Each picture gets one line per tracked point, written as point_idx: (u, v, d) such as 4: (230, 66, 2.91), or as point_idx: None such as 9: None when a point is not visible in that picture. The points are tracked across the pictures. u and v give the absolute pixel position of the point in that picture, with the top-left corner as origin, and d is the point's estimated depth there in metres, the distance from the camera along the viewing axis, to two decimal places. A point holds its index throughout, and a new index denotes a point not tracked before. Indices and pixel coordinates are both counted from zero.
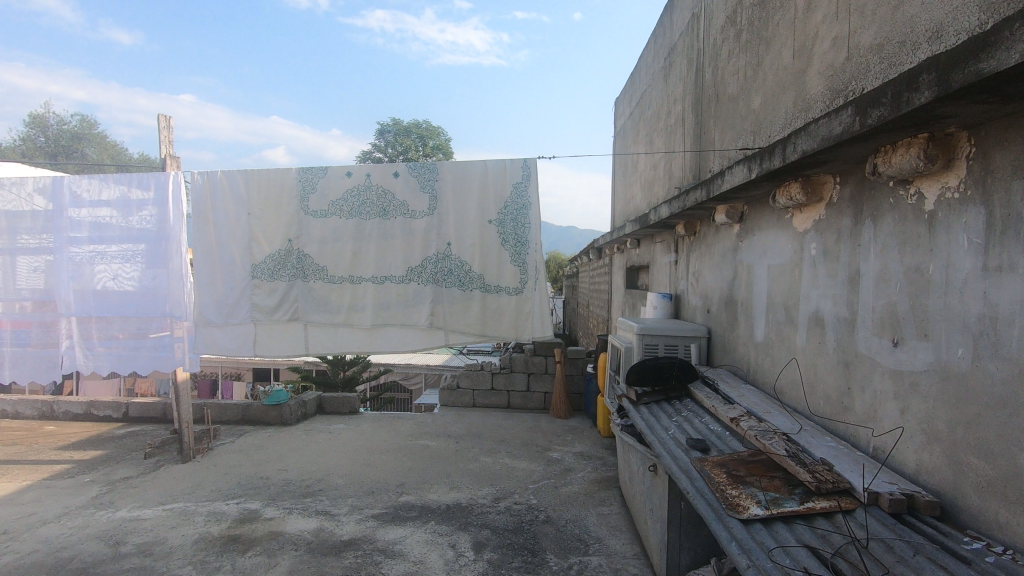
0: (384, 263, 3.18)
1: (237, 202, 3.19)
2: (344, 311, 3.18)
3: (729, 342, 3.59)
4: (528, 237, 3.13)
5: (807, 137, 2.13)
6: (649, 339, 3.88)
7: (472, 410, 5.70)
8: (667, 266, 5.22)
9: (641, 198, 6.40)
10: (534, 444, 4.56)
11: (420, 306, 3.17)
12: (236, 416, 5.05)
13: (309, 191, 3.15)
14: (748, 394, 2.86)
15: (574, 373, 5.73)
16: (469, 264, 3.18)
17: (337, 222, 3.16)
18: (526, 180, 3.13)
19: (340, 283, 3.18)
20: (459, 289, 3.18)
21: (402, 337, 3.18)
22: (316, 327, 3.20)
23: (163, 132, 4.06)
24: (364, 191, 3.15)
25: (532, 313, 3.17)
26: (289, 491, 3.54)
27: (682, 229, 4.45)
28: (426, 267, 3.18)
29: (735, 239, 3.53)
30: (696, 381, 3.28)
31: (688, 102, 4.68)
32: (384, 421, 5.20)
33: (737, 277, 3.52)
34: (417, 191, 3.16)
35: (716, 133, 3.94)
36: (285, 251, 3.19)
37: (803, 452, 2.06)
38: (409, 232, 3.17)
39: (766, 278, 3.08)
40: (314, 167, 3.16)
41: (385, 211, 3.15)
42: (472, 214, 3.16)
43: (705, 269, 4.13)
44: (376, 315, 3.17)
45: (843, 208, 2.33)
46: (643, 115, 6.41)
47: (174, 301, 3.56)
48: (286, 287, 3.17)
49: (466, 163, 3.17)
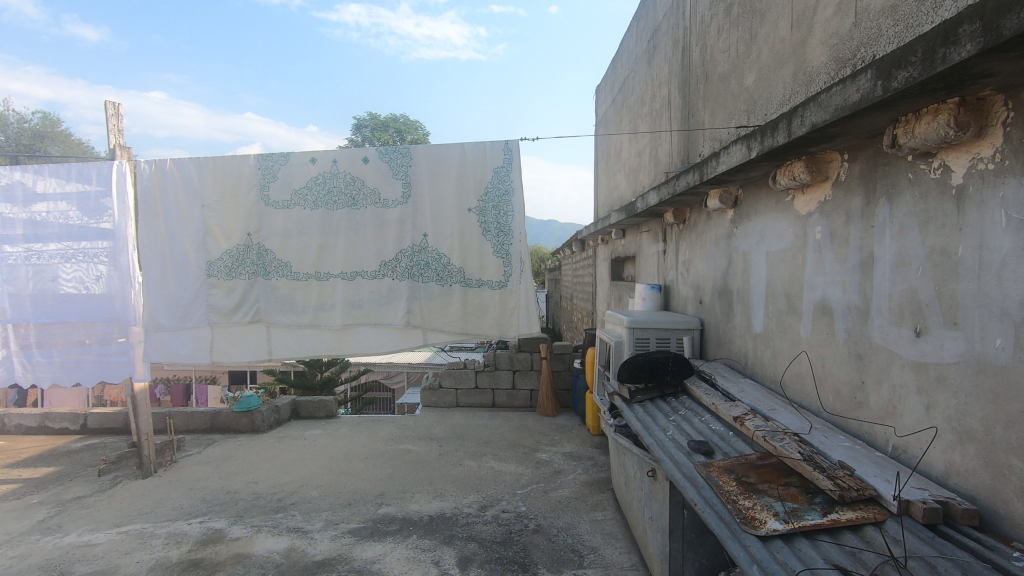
0: (355, 258, 2.92)
1: (190, 193, 2.90)
2: (311, 311, 2.91)
3: (724, 334, 3.41)
4: (512, 226, 2.92)
5: (816, 107, 1.94)
6: (640, 332, 3.70)
7: (457, 410, 5.47)
8: (655, 256, 5.04)
9: (626, 188, 6.21)
10: (522, 445, 4.35)
11: (395, 304, 2.92)
12: (204, 424, 4.74)
13: (269, 180, 2.87)
14: (750, 390, 2.68)
15: (561, 369, 5.53)
16: (448, 257, 2.94)
17: (302, 214, 2.88)
18: (508, 165, 2.90)
19: (306, 280, 2.91)
20: (437, 283, 2.94)
21: (377, 338, 2.93)
22: (281, 329, 2.93)
23: (112, 121, 3.72)
24: (329, 178, 2.87)
25: (518, 308, 2.95)
26: (259, 507, 3.28)
27: (671, 217, 4.27)
28: (400, 261, 2.93)
29: (730, 226, 3.35)
30: (692, 376, 3.09)
31: (674, 85, 4.48)
32: (363, 425, 4.94)
33: (731, 266, 3.35)
34: (390, 178, 2.90)
35: (706, 115, 3.75)
36: (243, 246, 2.90)
37: (819, 455, 1.88)
38: (381, 223, 2.91)
39: (764, 265, 2.90)
40: (275, 154, 2.89)
41: (354, 201, 2.89)
42: (450, 203, 2.93)
43: (697, 258, 3.95)
44: (347, 314, 2.90)
45: (853, 187, 2.15)
46: (626, 102, 6.21)
47: (121, 305, 3.25)
48: (246, 286, 2.88)
49: (443, 147, 2.93)
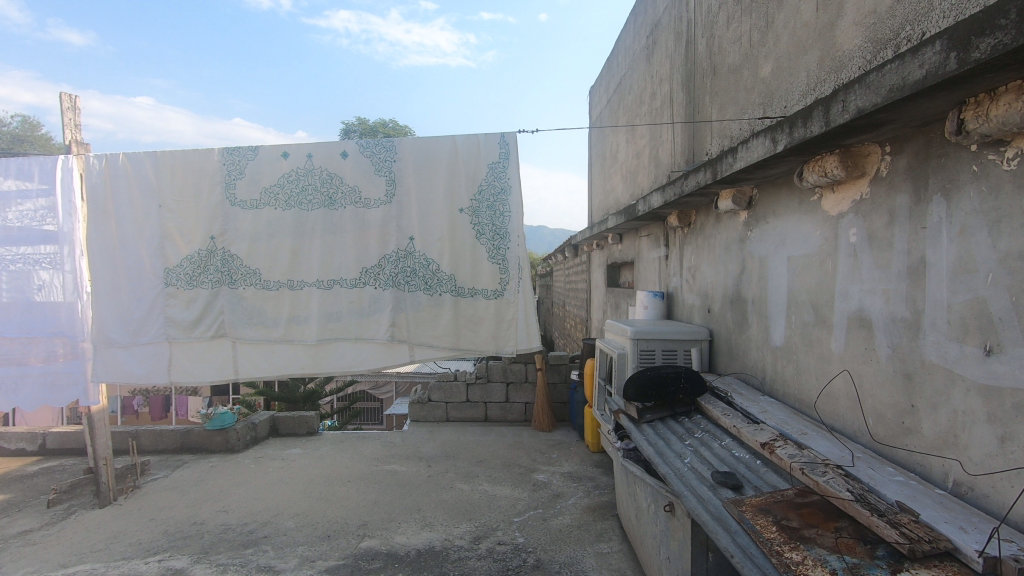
0: (332, 265, 2.61)
1: (146, 191, 2.59)
2: (284, 324, 2.60)
3: (737, 346, 3.15)
4: (508, 228, 2.64)
5: (865, 89, 1.68)
6: (645, 344, 3.40)
7: (447, 425, 5.15)
8: (656, 262, 4.79)
9: (623, 191, 5.97)
10: (517, 465, 4.05)
11: (378, 316, 2.61)
12: (174, 444, 4.39)
13: (236, 177, 2.57)
14: (774, 410, 2.41)
15: (557, 381, 5.25)
16: (437, 263, 2.65)
17: (273, 215, 2.58)
18: (504, 160, 2.62)
19: (277, 290, 2.60)
20: (425, 293, 2.64)
21: (357, 354, 2.61)
22: (249, 345, 2.61)
23: (68, 114, 3.38)
24: (303, 175, 2.58)
25: (516, 321, 2.68)
26: (227, 541, 2.95)
27: (675, 220, 4.02)
28: (383, 268, 2.63)
29: (743, 229, 3.10)
30: (705, 394, 2.82)
31: (677, 81, 4.24)
32: (347, 443, 4.62)
33: (745, 272, 3.09)
34: (372, 175, 2.61)
35: (714, 110, 3.51)
36: (206, 251, 2.59)
37: (871, 494, 1.61)
38: (362, 226, 2.61)
39: (785, 271, 2.65)
40: (242, 147, 2.59)
41: (331, 200, 2.59)
42: (439, 204, 2.65)
43: (704, 264, 3.70)
44: (323, 328, 2.58)
45: (898, 184, 1.89)
46: (623, 101, 5.97)
47: (67, 318, 2.92)
48: (209, 295, 2.57)
49: (431, 140, 2.64)
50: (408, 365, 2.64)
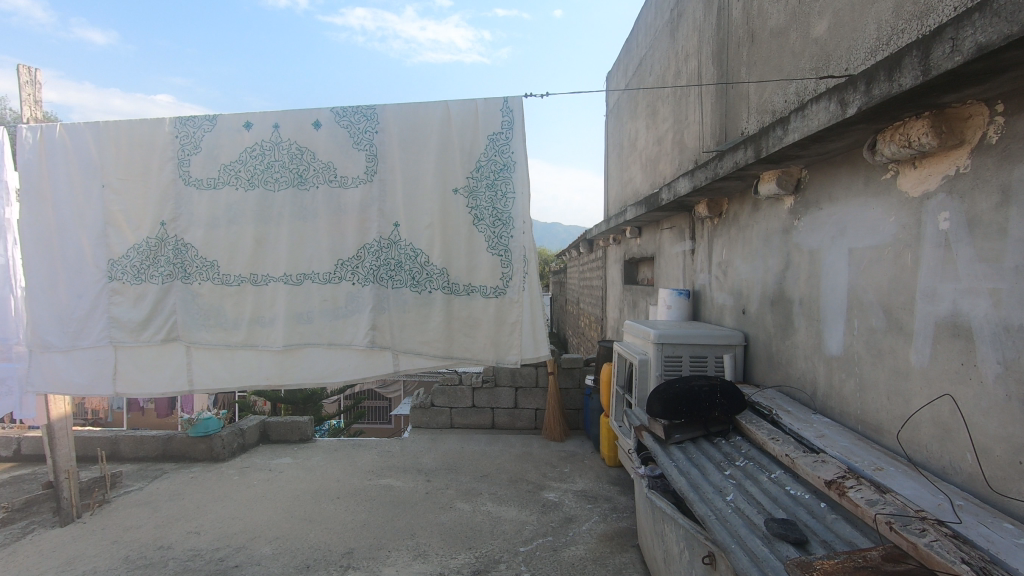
0: (302, 256, 2.23)
1: (87, 168, 2.24)
2: (245, 327, 2.22)
3: (779, 353, 2.72)
4: (511, 212, 2.24)
5: (989, 19, 1.24)
6: (670, 349, 3.00)
7: (451, 433, 4.77)
8: (680, 257, 4.35)
9: (643, 181, 5.53)
10: (525, 481, 3.66)
11: (355, 318, 2.22)
12: (155, 451, 4.07)
13: (190, 152, 2.21)
14: (836, 438, 1.98)
15: (570, 386, 4.83)
16: (426, 254, 2.25)
17: (234, 196, 2.21)
18: (507, 131, 2.23)
19: (238, 285, 2.23)
20: (412, 289, 2.25)
21: (331, 362, 2.23)
22: (205, 350, 2.25)
23: (26, 89, 3.02)
24: (268, 149, 2.21)
25: (520, 325, 2.28)
26: (192, 571, 2.59)
27: (703, 209, 3.59)
28: (362, 259, 2.23)
29: (788, 217, 2.67)
30: (745, 411, 2.39)
31: (706, 55, 3.80)
32: (341, 452, 4.25)
33: (789, 267, 2.66)
34: (350, 150, 2.23)
35: (752, 83, 3.07)
36: (156, 240, 2.22)
37: (998, 568, 1.18)
38: (336, 210, 2.22)
39: (844, 266, 2.22)
40: (198, 117, 2.23)
41: (301, 178, 2.21)
42: (429, 183, 2.25)
43: (738, 258, 3.26)
44: (291, 331, 2.20)
45: (1015, 152, 1.46)
46: (643, 84, 5.53)
47: (0, 318, 2.71)
48: (158, 292, 2.20)
49: (420, 107, 2.25)
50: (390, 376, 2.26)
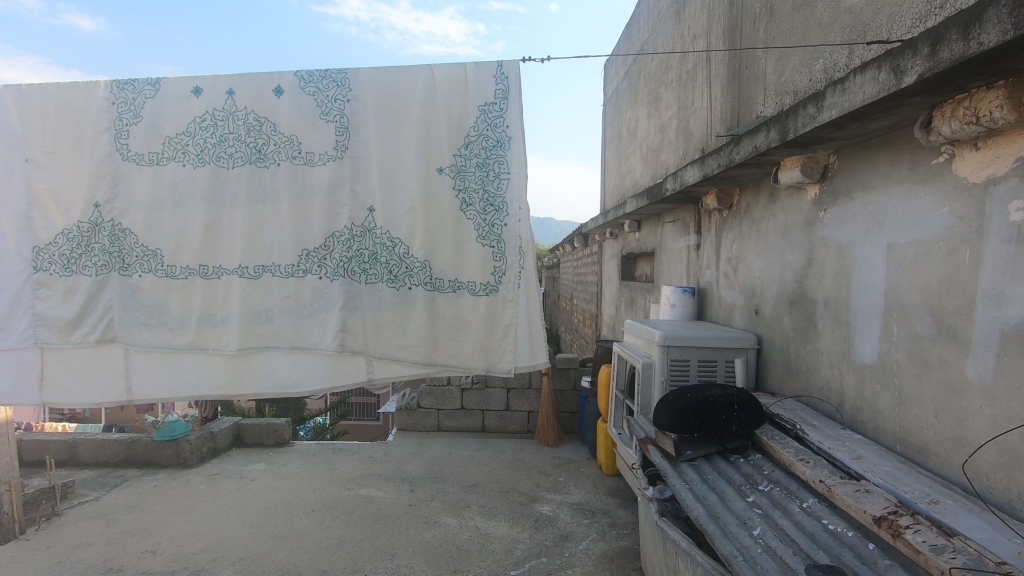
0: (260, 247, 1.97)
1: (10, 141, 1.98)
2: (193, 326, 1.97)
3: (799, 358, 2.47)
4: (504, 195, 1.98)
5: None
6: (676, 353, 2.74)
7: (438, 436, 4.50)
8: (683, 252, 4.10)
9: (643, 172, 5.26)
10: (516, 492, 3.39)
11: (323, 317, 1.97)
12: (117, 457, 3.77)
13: (130, 122, 1.96)
14: (878, 462, 1.72)
15: (565, 388, 4.57)
16: (405, 244, 1.98)
17: (182, 174, 1.96)
18: (502, 101, 1.97)
19: (185, 279, 1.98)
20: (389, 286, 1.98)
21: (294, 368, 1.99)
22: (147, 353, 1.98)
23: None
24: (221, 119, 1.95)
25: (514, 328, 2.02)
26: None
27: (712, 200, 3.32)
28: (331, 249, 1.97)
29: (811, 208, 2.41)
30: (767, 427, 2.12)
31: (716, 35, 3.52)
32: (320, 458, 3.97)
33: (812, 264, 2.40)
34: (317, 122, 1.97)
35: (770, 61, 2.80)
36: (90, 225, 1.96)
37: None
38: (301, 192, 1.96)
39: (880, 263, 1.96)
40: (138, 81, 1.97)
41: (259, 153, 1.95)
42: (410, 161, 1.98)
43: (750, 253, 3.01)
44: (247, 331, 1.95)
45: None
46: (645, 70, 5.25)
47: None
48: (92, 285, 1.94)
49: (401, 73, 1.99)
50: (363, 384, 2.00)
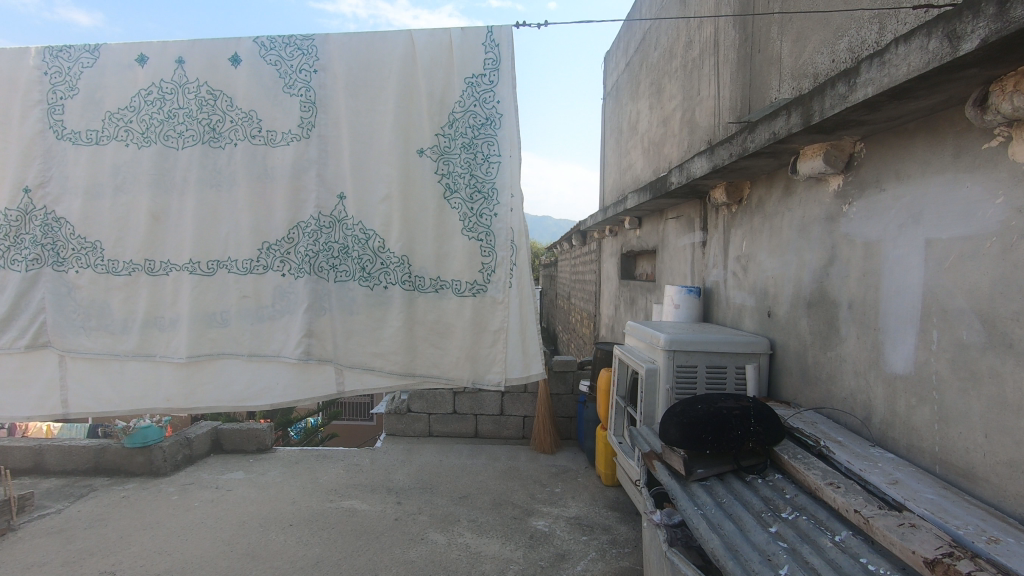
0: (214, 240, 1.83)
1: None
2: (137, 331, 1.83)
3: (818, 366, 2.26)
4: (492, 179, 1.87)
5: None
6: (682, 358, 2.53)
7: (429, 442, 4.28)
8: (687, 250, 3.89)
9: (645, 167, 5.05)
10: (510, 505, 3.18)
11: (286, 320, 1.84)
12: (85, 464, 3.54)
13: (65, 94, 1.82)
14: (920, 489, 1.50)
15: (563, 391, 4.36)
16: (380, 238, 1.85)
17: (126, 154, 1.81)
18: (492, 73, 1.86)
19: (129, 275, 1.83)
20: (362, 285, 1.86)
21: (250, 378, 1.85)
22: (84, 360, 1.83)
23: None
24: (169, 93, 1.83)
25: (505, 332, 1.89)
26: None
27: (719, 194, 3.12)
28: (296, 242, 1.84)
29: (833, 201, 2.20)
30: (786, 443, 1.91)
31: (725, 19, 3.31)
32: (303, 466, 3.74)
33: (833, 263, 2.19)
34: (278, 97, 1.85)
35: (786, 43, 2.59)
36: (19, 216, 1.80)
37: None
38: (261, 176, 1.83)
39: (916, 262, 1.75)
40: (73, 47, 1.84)
41: (213, 131, 1.83)
42: (385, 140, 1.86)
43: (762, 251, 2.80)
44: (198, 336, 1.82)
45: None
46: (647, 60, 5.04)
47: None
48: (21, 284, 1.78)
49: (377, 42, 1.87)
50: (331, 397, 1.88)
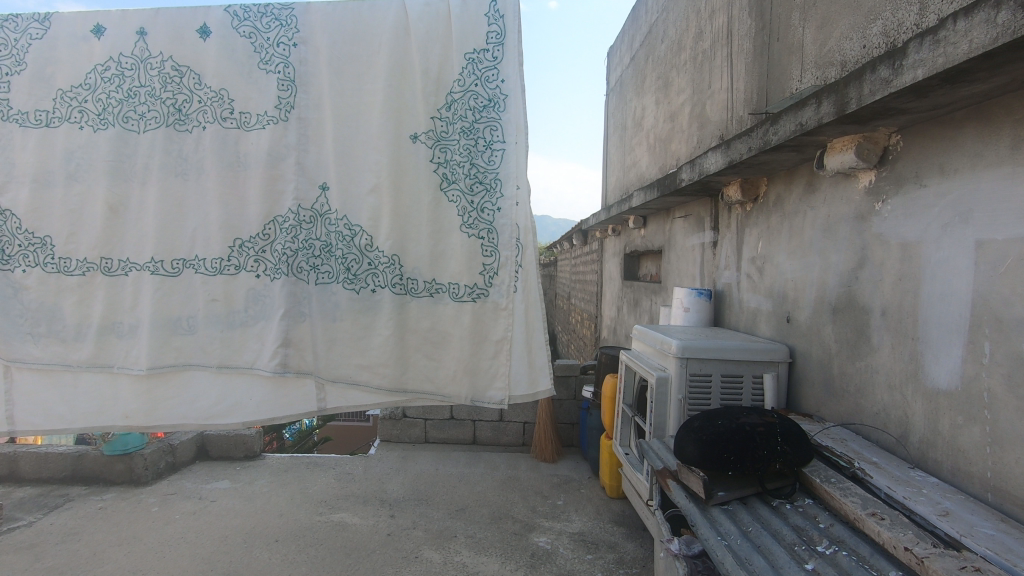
0: (178, 238, 1.70)
1: None
2: (92, 338, 1.71)
3: (845, 377, 2.09)
4: (493, 167, 1.72)
5: None
6: (696, 367, 2.35)
7: (425, 449, 4.10)
8: (696, 250, 3.71)
9: (651, 165, 4.87)
10: (510, 519, 3.00)
11: (262, 327, 1.71)
12: (62, 472, 3.36)
13: (13, 69, 1.71)
14: (977, 523, 1.33)
15: (565, 397, 4.18)
16: (368, 236, 1.71)
17: (79, 138, 1.70)
18: (495, 49, 1.72)
19: (83, 275, 1.70)
20: (347, 289, 1.71)
21: (216, 393, 1.73)
22: (37, 371, 1.72)
23: None
24: (128, 70, 1.71)
25: (508, 342, 1.73)
26: None
27: (733, 191, 2.95)
28: (273, 239, 1.71)
29: (864, 199, 2.02)
30: (817, 464, 1.74)
31: (740, 7, 3.14)
32: (292, 474, 3.57)
33: (863, 266, 2.02)
34: (250, 75, 1.71)
35: (809, 29, 2.42)
36: None
37: None
38: (234, 165, 1.70)
39: (963, 266, 1.58)
40: (20, 16, 1.72)
41: (178, 112, 1.71)
42: (374, 123, 1.72)
43: (780, 252, 2.62)
44: (162, 345, 1.69)
45: None
46: (653, 53, 4.86)
47: None
48: None
49: (364, 14, 1.73)
50: (312, 413, 1.74)
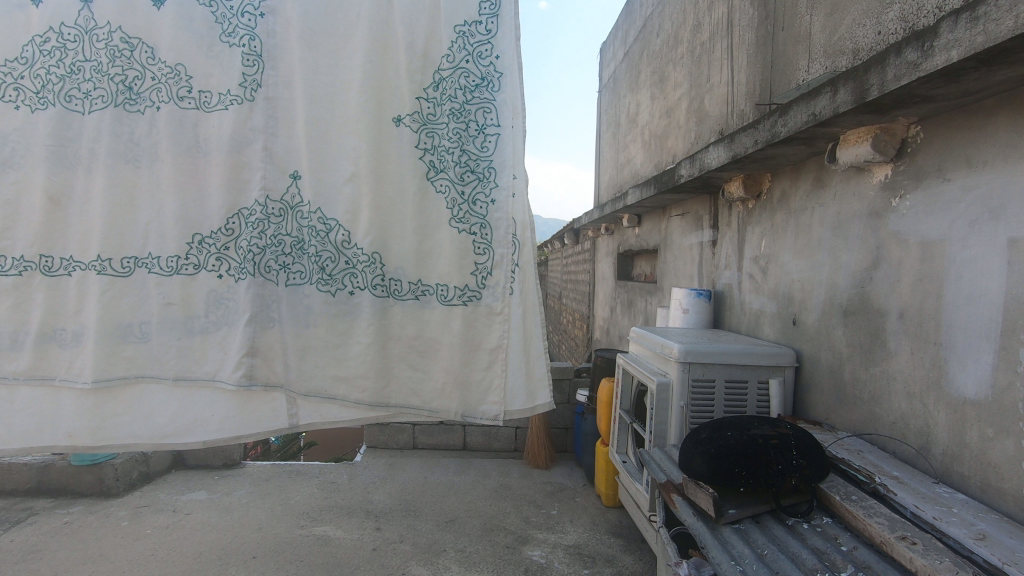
0: (131, 235, 1.54)
1: None
2: (32, 346, 1.54)
3: (858, 383, 1.97)
4: (486, 153, 1.59)
5: None
6: (699, 372, 2.23)
7: (413, 456, 3.95)
8: (694, 249, 3.59)
9: (646, 162, 4.75)
10: (502, 531, 2.86)
11: (226, 334, 1.56)
12: (27, 484, 3.17)
13: None
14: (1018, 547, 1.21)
15: (558, 401, 4.04)
16: (347, 232, 1.56)
17: (15, 119, 1.54)
18: (488, 23, 1.60)
19: (18, 275, 1.53)
20: (324, 292, 1.56)
21: (174, 410, 1.57)
22: None
23: None
24: (70, 42, 1.56)
25: (503, 350, 1.59)
26: None
27: (734, 187, 2.83)
28: (239, 235, 1.55)
29: (879, 195, 1.91)
30: (834, 479, 1.61)
31: None
32: (273, 484, 3.40)
33: (878, 266, 1.90)
34: (210, 50, 1.57)
35: (818, 16, 2.30)
36: None
37: None
38: (193, 151, 1.55)
39: (994, 266, 1.47)
40: None
41: (127, 90, 1.55)
42: (354, 106, 1.57)
43: (786, 251, 2.51)
44: (111, 354, 1.53)
45: None
46: (648, 48, 4.74)
47: None
48: None
49: None
50: (282, 430, 1.59)
